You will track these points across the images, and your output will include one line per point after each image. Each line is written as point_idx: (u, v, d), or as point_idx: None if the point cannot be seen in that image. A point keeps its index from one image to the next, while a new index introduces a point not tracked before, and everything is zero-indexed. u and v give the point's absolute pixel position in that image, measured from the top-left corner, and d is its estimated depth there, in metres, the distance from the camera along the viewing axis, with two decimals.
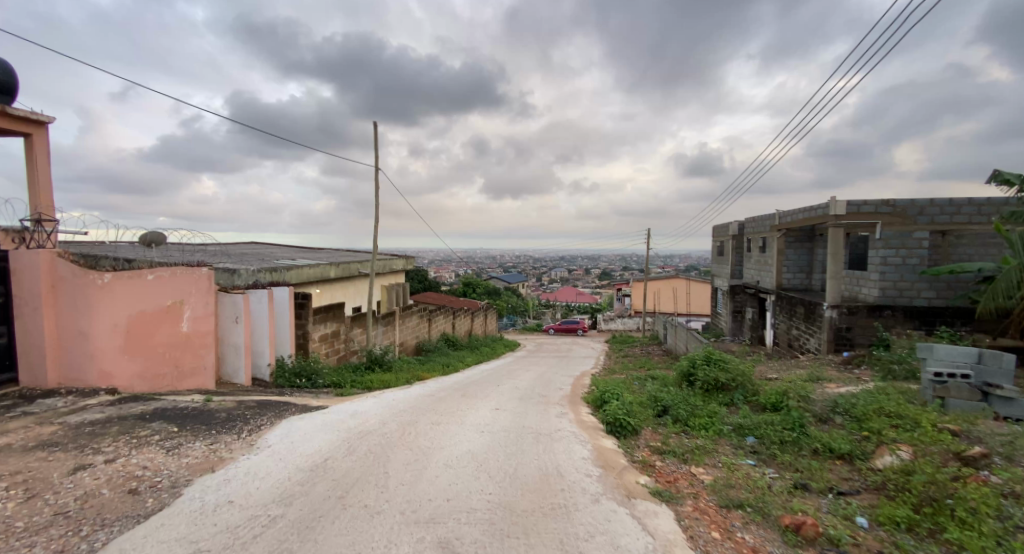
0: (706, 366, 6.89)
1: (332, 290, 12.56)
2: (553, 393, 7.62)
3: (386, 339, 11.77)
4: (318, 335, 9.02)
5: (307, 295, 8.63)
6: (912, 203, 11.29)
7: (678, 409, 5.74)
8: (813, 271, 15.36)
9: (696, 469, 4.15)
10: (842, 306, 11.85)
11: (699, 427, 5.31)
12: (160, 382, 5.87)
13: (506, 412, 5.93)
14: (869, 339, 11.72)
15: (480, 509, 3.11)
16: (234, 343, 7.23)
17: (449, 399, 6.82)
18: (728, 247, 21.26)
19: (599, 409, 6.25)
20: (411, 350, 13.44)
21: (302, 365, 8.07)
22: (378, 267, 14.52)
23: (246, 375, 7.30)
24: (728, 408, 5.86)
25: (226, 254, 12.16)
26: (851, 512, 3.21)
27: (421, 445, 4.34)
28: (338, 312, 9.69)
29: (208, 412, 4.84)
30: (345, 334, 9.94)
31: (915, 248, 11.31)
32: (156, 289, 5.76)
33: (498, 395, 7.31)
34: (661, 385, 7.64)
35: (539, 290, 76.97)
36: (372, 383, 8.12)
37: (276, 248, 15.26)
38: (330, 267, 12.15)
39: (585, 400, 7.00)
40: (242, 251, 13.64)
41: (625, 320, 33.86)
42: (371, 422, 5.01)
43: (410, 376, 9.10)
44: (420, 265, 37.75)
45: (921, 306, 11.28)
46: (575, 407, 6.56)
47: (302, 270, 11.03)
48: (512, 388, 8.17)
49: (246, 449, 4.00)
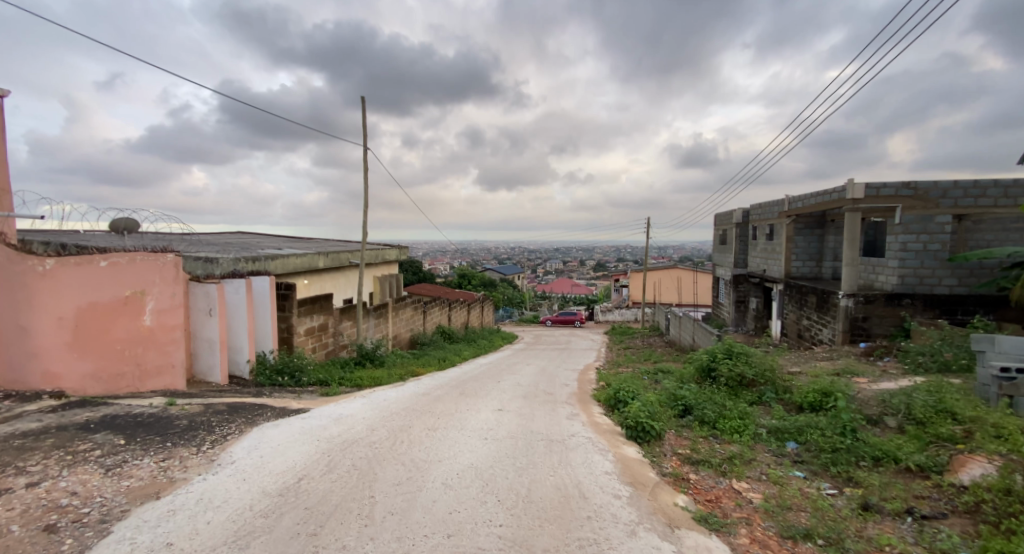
0: (728, 360, 6.26)
1: (321, 281, 11.88)
2: (560, 391, 7.00)
3: (378, 333, 11.11)
4: (304, 329, 8.35)
5: (291, 286, 7.94)
6: (935, 186, 10.72)
7: (703, 409, 5.11)
8: (823, 259, 14.80)
9: (739, 485, 3.52)
10: (859, 296, 11.29)
11: (731, 430, 4.68)
12: (118, 382, 5.19)
13: (510, 414, 5.29)
14: (886, 330, 11.18)
15: (490, 550, 2.46)
16: (208, 337, 6.53)
17: (446, 399, 6.16)
18: (731, 235, 20.69)
19: (614, 409, 5.60)
20: (405, 343, 12.78)
21: (285, 361, 7.37)
22: (369, 256, 13.80)
23: (222, 373, 6.60)
24: (758, 408, 5.24)
25: (206, 243, 11.37)
26: (949, 546, 2.61)
27: (414, 458, 3.68)
28: (325, 304, 8.99)
29: (166, 419, 4.16)
30: (333, 327, 9.25)
31: (938, 233, 10.75)
32: (109, 276, 5.05)
33: (500, 393, 6.67)
34: (677, 381, 7.02)
35: (534, 281, 76.38)
36: (362, 380, 7.45)
37: (263, 237, 14.51)
38: (319, 257, 11.48)
39: (596, 398, 6.37)
40: (225, 241, 12.84)
41: (623, 311, 33.35)
42: (357, 430, 4.34)
43: (403, 372, 8.44)
44: (414, 257, 37.08)
45: (942, 294, 10.75)
46: (586, 407, 5.91)
47: (287, 260, 10.36)
48: (515, 385, 7.52)
49: (203, 467, 3.32)
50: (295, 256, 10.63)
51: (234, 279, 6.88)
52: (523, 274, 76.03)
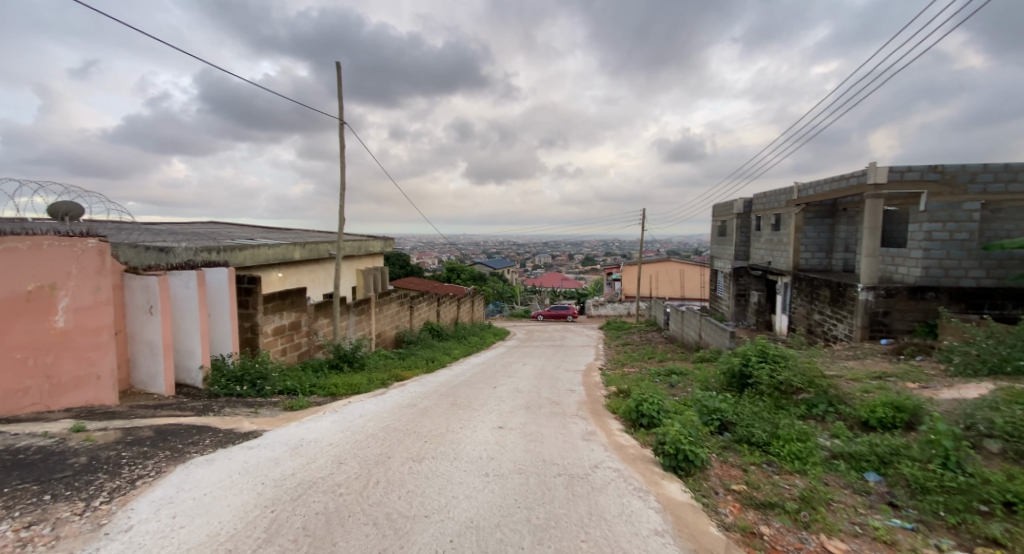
0: (765, 365, 5.39)
1: (298, 274, 10.86)
2: (566, 399, 6.05)
3: (359, 330, 10.08)
4: (271, 329, 7.31)
5: (256, 279, 6.89)
6: (964, 169, 9.95)
7: (749, 428, 4.20)
8: (834, 250, 14.04)
9: (835, 546, 2.60)
10: (879, 289, 10.52)
11: (790, 455, 3.77)
12: (19, 400, 4.15)
13: (514, 434, 4.33)
14: (908, 325, 10.41)
15: None
16: (149, 340, 5.41)
17: (435, 412, 5.16)
18: (730, 227, 19.95)
19: (637, 427, 4.68)
20: (390, 342, 11.76)
21: (246, 367, 6.27)
22: (350, 247, 12.73)
23: (168, 383, 5.50)
24: (813, 424, 4.36)
25: (167, 233, 10.21)
26: None
27: (391, 512, 2.70)
28: (296, 299, 7.93)
29: (59, 456, 3.10)
30: (307, 325, 8.20)
31: (965, 221, 10.00)
32: (3, 267, 3.99)
33: (499, 402, 5.72)
34: (700, 386, 6.14)
35: (524, 275, 75.50)
36: (337, 388, 6.40)
37: (234, 228, 13.30)
38: (295, 248, 10.51)
39: (610, 409, 5.44)
40: (191, 230, 11.66)
41: (615, 305, 32.53)
42: (317, 465, 3.33)
43: (386, 376, 7.40)
44: (400, 249, 35.97)
45: (969, 287, 10.02)
46: (601, 421, 4.96)
47: (258, 251, 9.35)
48: (513, 391, 6.56)
49: (82, 540, 2.31)
50: (268, 246, 9.63)
51: (183, 270, 5.80)
52: (513, 268, 74.99)
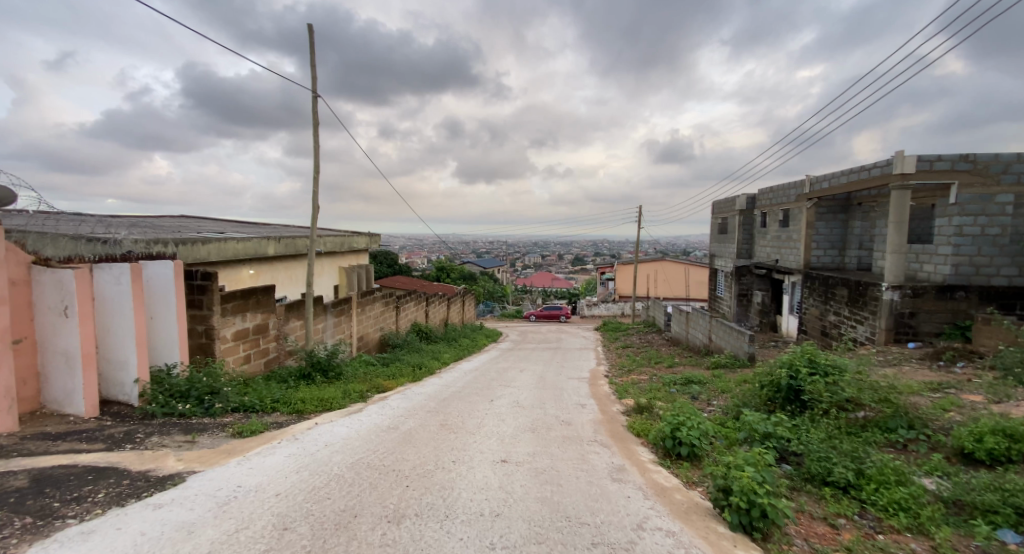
0: (818, 378, 4.50)
1: (271, 271, 9.81)
2: (578, 417, 5.10)
3: (338, 333, 9.03)
4: (230, 333, 6.25)
5: (210, 275, 5.83)
6: (997, 158, 9.21)
7: (825, 467, 3.27)
8: (847, 247, 13.27)
9: None
10: (906, 288, 9.72)
11: (892, 505, 2.85)
12: None
13: (522, 473, 3.37)
14: (936, 327, 9.62)
15: None
16: (64, 348, 4.34)
17: (420, 438, 4.16)
18: (731, 224, 19.18)
19: (675, 460, 3.73)
20: (374, 345, 10.71)
21: (195, 380, 5.19)
22: (331, 243, 11.66)
23: (88, 403, 4.43)
24: (900, 456, 3.45)
25: (124, 225, 9.07)
26: None
27: None
28: (263, 298, 6.86)
29: None
30: (275, 329, 7.13)
31: (998, 215, 9.24)
32: None
33: (498, 423, 4.75)
34: (734, 401, 5.20)
35: (514, 275, 74.59)
36: (304, 404, 5.35)
37: (204, 220, 12.15)
38: (268, 242, 9.46)
39: (633, 430, 4.49)
40: (154, 222, 10.52)
41: (609, 305, 31.68)
42: (249, 536, 2.32)
43: (364, 387, 6.37)
44: (387, 247, 34.81)
45: (1001, 286, 9.29)
46: (627, 449, 4.00)
47: (225, 244, 8.30)
48: (513, 406, 5.60)
49: None
50: (236, 239, 8.58)
51: (114, 264, 4.76)
52: (504, 267, 73.88)
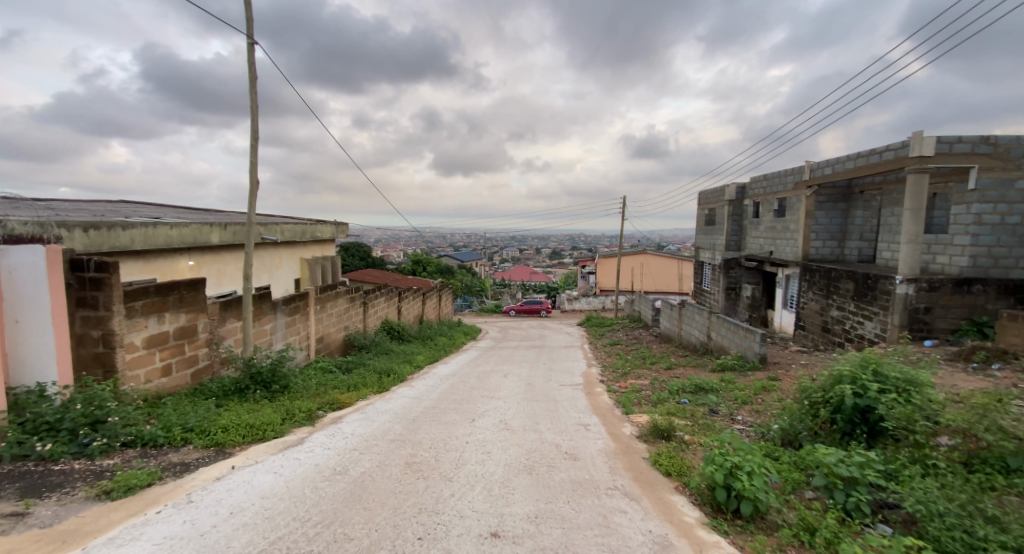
0: (896, 397, 3.48)
1: (216, 262, 8.43)
2: (585, 445, 4.00)
3: (292, 335, 7.72)
4: (138, 339, 4.90)
5: (107, 265, 4.45)
6: (1019, 142, 8.48)
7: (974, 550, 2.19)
8: (847, 238, 12.55)
9: None
10: (922, 281, 8.91)
11: None
12: None
13: None
14: (952, 323, 8.88)
15: None
16: None
17: (375, 491, 2.97)
18: (720, 214, 18.38)
19: (736, 525, 2.64)
20: (337, 347, 9.43)
21: (74, 404, 3.84)
22: (291, 231, 10.28)
23: None
24: None
25: (32, 207, 7.56)
26: None
27: None
28: (189, 294, 5.52)
29: None
30: (205, 331, 5.79)
31: (1018, 202, 8.52)
32: None
33: (482, 458, 3.60)
34: (778, 422, 4.15)
35: (493, 269, 73.27)
36: (226, 433, 4.09)
37: (142, 205, 10.61)
38: (211, 229, 8.07)
39: (663, 469, 3.39)
40: (78, 205, 8.98)
41: (590, 299, 30.79)
42: None
43: (313, 404, 5.13)
44: (361, 240, 33.25)
45: (1020, 279, 8.60)
46: (664, 503, 2.89)
47: (154, 230, 6.89)
48: (501, 429, 4.47)
49: None
50: (169, 224, 7.18)
51: None
52: (482, 261, 72.39)
